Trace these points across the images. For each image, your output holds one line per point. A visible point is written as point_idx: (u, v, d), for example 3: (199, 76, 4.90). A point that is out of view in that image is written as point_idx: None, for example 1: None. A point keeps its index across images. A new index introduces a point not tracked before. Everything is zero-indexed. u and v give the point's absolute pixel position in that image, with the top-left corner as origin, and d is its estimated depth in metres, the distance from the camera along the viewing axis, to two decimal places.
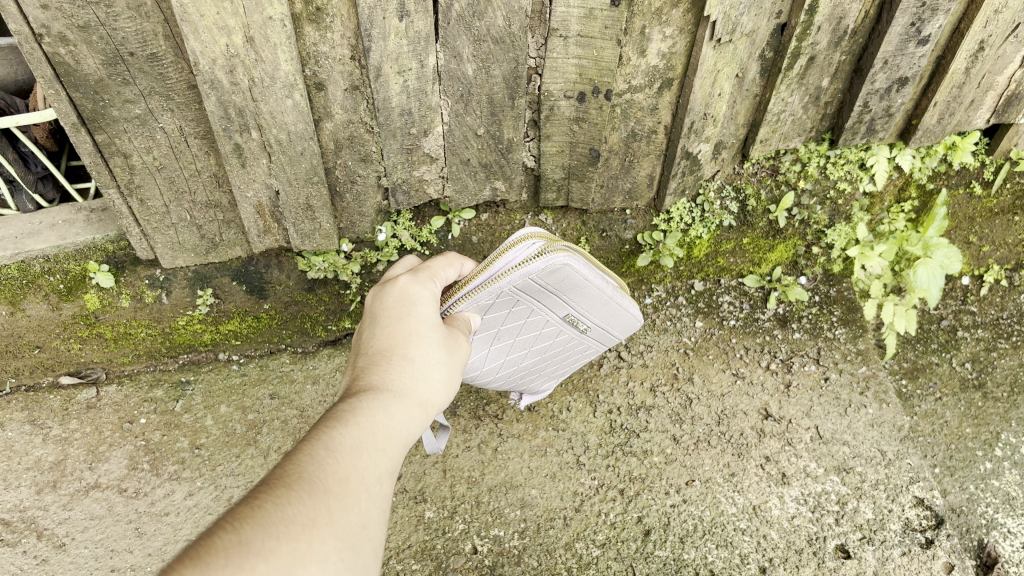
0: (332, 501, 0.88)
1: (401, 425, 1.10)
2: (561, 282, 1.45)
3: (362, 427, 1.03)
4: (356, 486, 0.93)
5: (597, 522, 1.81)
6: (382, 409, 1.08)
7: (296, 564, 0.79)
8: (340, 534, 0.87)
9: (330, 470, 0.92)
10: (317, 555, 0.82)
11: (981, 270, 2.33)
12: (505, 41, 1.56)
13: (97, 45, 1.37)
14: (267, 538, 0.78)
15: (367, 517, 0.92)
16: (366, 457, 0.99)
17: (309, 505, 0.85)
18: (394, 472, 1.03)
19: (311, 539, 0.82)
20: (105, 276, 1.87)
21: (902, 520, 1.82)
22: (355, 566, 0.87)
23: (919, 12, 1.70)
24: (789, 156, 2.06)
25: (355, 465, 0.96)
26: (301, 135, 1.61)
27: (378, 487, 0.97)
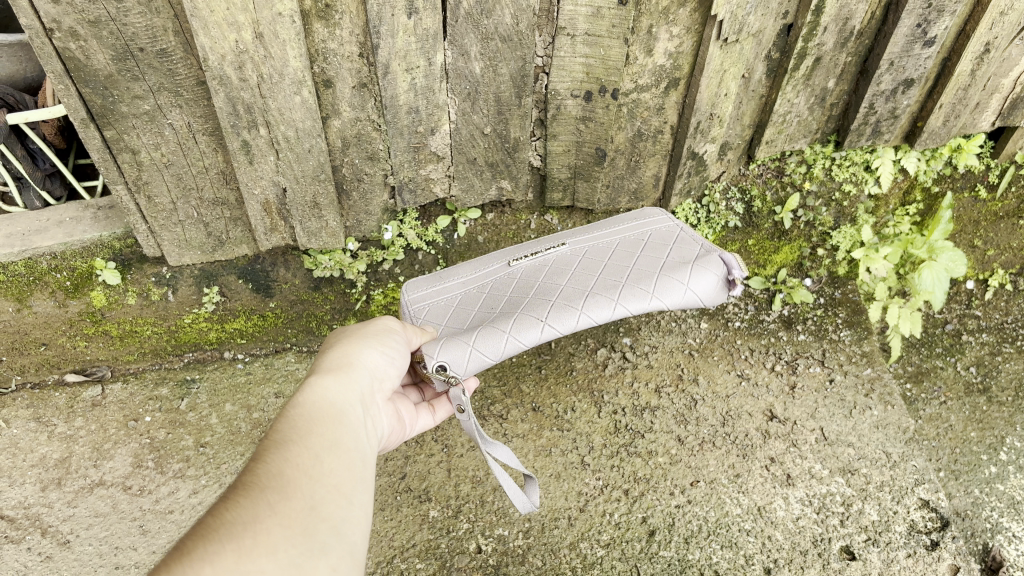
0: (271, 494, 0.89)
1: (334, 404, 1.12)
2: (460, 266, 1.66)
3: (290, 424, 1.04)
4: (295, 475, 0.94)
5: (602, 522, 1.80)
6: (307, 400, 1.10)
7: (242, 562, 0.78)
8: (288, 521, 0.87)
9: (263, 467, 0.92)
10: (266, 545, 0.82)
11: (986, 275, 2.31)
12: (513, 39, 1.57)
13: (107, 41, 1.38)
14: (209, 544, 0.78)
15: (314, 497, 0.93)
16: (298, 444, 0.99)
17: (248, 503, 0.86)
18: (339, 447, 1.04)
19: (257, 533, 0.83)
20: (112, 273, 1.88)
21: (907, 522, 1.82)
22: (314, 547, 0.87)
23: (925, 13, 1.71)
24: (795, 156, 2.10)
25: (288, 453, 0.96)
26: (309, 133, 1.61)
27: (319, 466, 0.98)
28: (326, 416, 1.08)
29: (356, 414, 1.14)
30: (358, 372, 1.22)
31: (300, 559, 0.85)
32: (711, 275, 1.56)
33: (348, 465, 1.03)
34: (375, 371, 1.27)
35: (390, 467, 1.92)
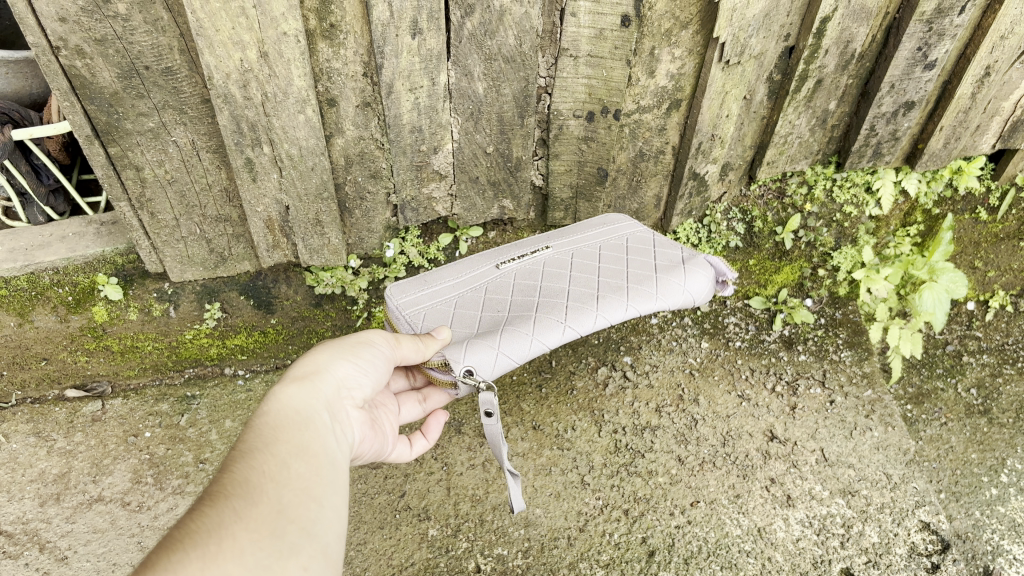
0: (235, 500, 0.90)
1: (300, 412, 1.11)
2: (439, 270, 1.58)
3: (253, 432, 1.04)
4: (258, 481, 0.94)
5: (601, 542, 1.79)
6: (271, 409, 1.09)
7: (209, 567, 0.79)
8: (254, 525, 0.88)
9: (228, 476, 0.93)
10: (233, 550, 0.83)
11: (986, 296, 2.33)
12: (516, 60, 1.58)
13: (113, 59, 1.39)
14: (174, 553, 0.78)
15: (281, 502, 0.94)
16: (264, 452, 1.00)
17: (213, 511, 0.87)
18: (307, 453, 1.05)
19: (220, 539, 0.83)
20: (114, 289, 1.89)
21: (907, 545, 1.81)
22: (282, 549, 0.88)
23: (926, 36, 1.72)
24: (796, 177, 2.11)
25: (254, 462, 0.98)
26: (312, 151, 1.62)
27: (286, 472, 0.99)
28: (292, 424, 1.09)
29: (323, 421, 1.14)
30: (325, 381, 1.19)
31: (268, 561, 0.86)
32: (705, 276, 1.60)
33: (317, 469, 1.05)
34: (344, 383, 1.24)
35: (390, 485, 1.92)
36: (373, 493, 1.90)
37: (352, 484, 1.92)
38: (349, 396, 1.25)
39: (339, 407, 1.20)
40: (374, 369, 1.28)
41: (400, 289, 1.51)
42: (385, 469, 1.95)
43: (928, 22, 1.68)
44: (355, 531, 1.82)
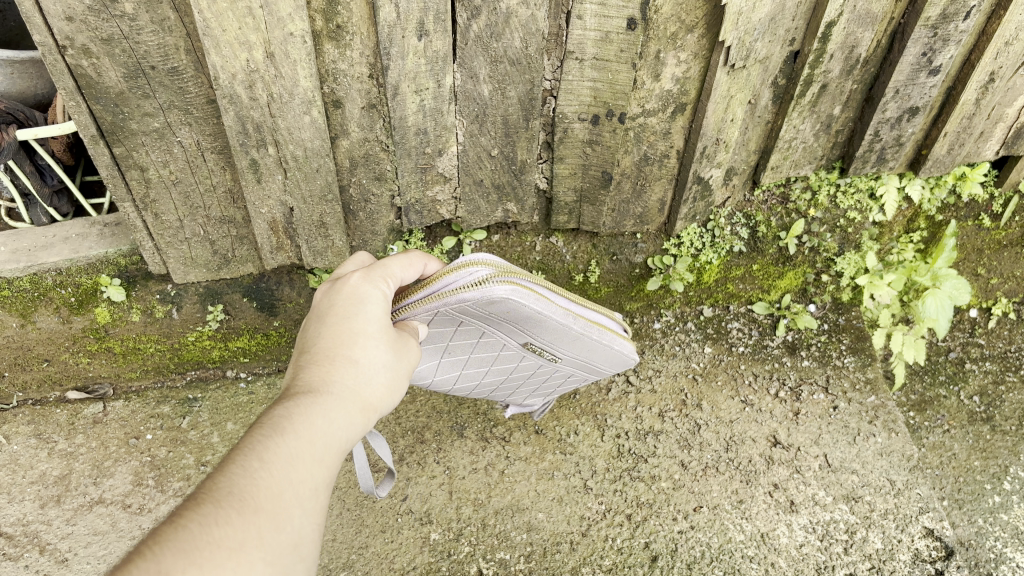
0: (262, 521, 0.86)
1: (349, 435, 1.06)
2: (507, 312, 1.34)
3: (300, 435, 0.98)
4: (289, 503, 0.90)
5: (604, 547, 1.79)
6: (325, 421, 1.02)
7: None
8: (272, 556, 0.85)
9: (263, 486, 0.89)
10: None
11: (989, 303, 2.33)
12: (522, 62, 1.58)
13: (119, 58, 1.38)
14: (187, 565, 0.75)
15: (301, 532, 0.90)
16: (308, 466, 0.96)
17: (236, 527, 0.83)
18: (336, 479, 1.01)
19: (237, 565, 0.80)
20: (116, 290, 1.88)
21: (911, 551, 1.81)
22: None
23: (931, 42, 1.72)
24: (800, 183, 2.09)
25: (292, 474, 0.93)
26: (317, 152, 1.62)
27: (315, 500, 0.95)
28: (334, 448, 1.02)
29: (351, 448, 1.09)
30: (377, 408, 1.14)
31: None
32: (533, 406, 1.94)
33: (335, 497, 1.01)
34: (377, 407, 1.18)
35: (392, 489, 1.91)
36: (374, 497, 1.89)
37: (354, 488, 1.91)
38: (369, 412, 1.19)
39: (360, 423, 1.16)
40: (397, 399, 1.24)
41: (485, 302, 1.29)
42: (386, 472, 1.94)
43: (933, 27, 1.68)
44: (357, 534, 1.82)
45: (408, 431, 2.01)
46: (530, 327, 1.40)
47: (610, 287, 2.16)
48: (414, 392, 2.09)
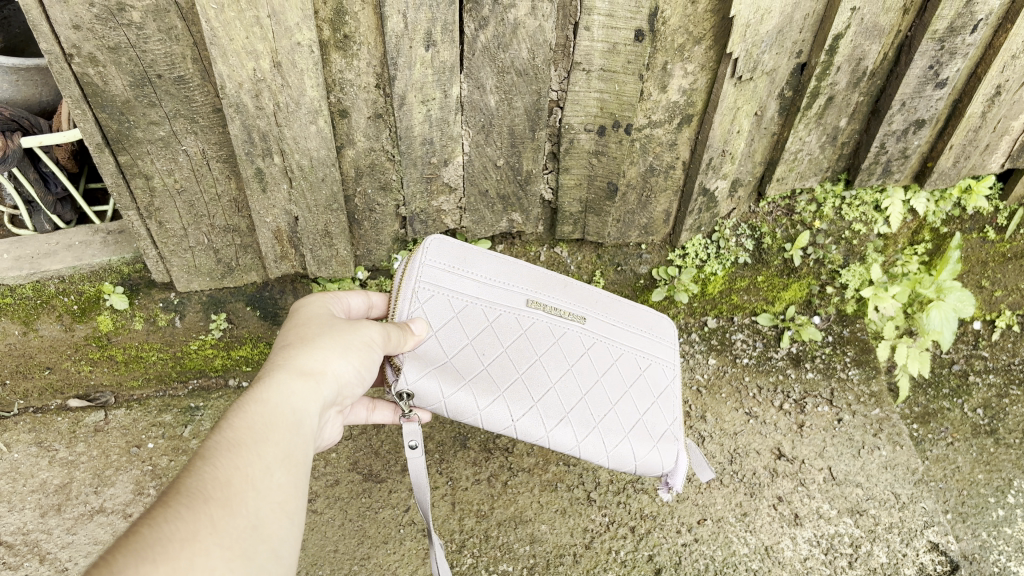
0: (214, 509, 0.91)
1: (293, 413, 1.12)
2: (470, 260, 1.46)
3: (242, 427, 1.04)
4: (240, 488, 0.96)
5: (608, 560, 1.78)
6: (269, 406, 1.10)
7: None
8: (228, 537, 0.89)
9: (211, 477, 0.94)
10: (203, 564, 0.84)
11: (993, 315, 2.33)
12: (528, 73, 1.57)
13: (126, 67, 1.38)
14: (144, 564, 0.79)
15: (257, 516, 0.95)
16: (250, 452, 1.01)
17: (192, 522, 0.87)
18: (290, 460, 1.06)
19: (193, 553, 0.84)
20: (119, 298, 1.89)
21: (916, 565, 1.80)
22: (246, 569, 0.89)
23: (937, 55, 1.71)
24: (806, 195, 2.09)
25: (240, 462, 0.99)
26: (323, 162, 1.62)
27: (267, 480, 1.00)
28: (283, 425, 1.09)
29: (311, 426, 1.15)
30: (324, 382, 1.20)
31: None
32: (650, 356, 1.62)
33: (295, 479, 1.06)
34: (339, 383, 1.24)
35: (394, 499, 1.89)
36: (377, 508, 1.88)
37: (356, 498, 1.90)
38: (339, 393, 1.26)
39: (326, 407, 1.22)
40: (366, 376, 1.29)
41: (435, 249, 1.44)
42: (388, 483, 1.93)
43: (940, 41, 1.68)
44: (359, 546, 1.81)
45: None
46: (508, 275, 1.49)
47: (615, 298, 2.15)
48: None
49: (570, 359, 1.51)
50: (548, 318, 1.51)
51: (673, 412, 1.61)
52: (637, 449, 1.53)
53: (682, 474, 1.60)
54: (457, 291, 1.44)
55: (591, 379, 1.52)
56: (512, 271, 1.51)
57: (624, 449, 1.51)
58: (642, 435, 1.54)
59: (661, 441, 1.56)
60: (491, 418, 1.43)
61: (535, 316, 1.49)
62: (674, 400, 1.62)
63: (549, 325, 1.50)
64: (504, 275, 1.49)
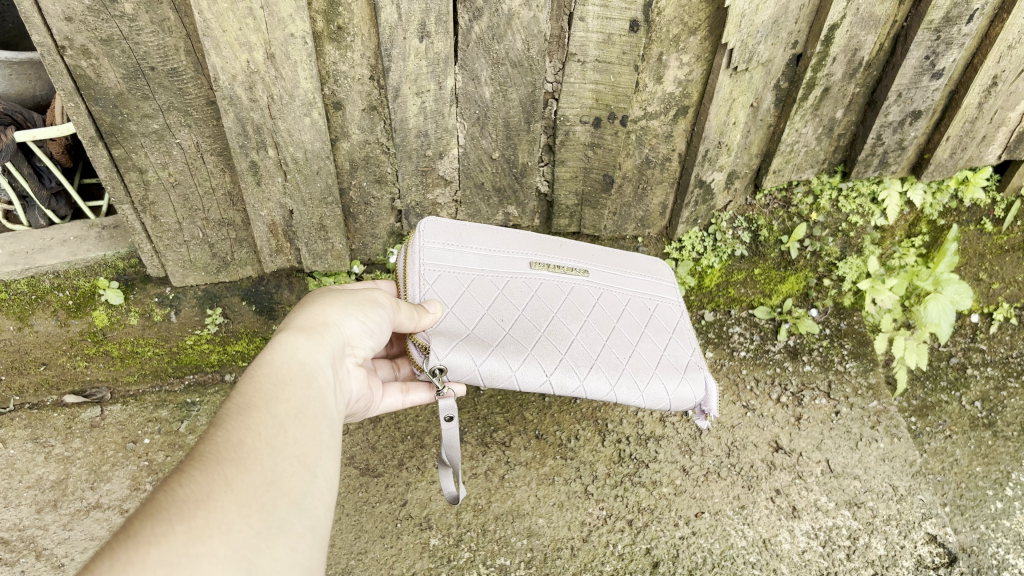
0: (228, 468, 0.88)
1: (301, 366, 1.11)
2: (463, 236, 1.49)
3: (253, 388, 1.02)
4: (254, 446, 0.93)
5: (605, 553, 1.77)
6: (274, 362, 1.08)
7: (194, 543, 0.77)
8: (245, 496, 0.86)
9: (224, 438, 0.92)
10: (221, 523, 0.81)
11: (990, 308, 2.32)
12: (523, 64, 1.57)
13: (119, 59, 1.37)
14: (157, 525, 0.76)
15: (274, 472, 0.92)
16: (261, 411, 0.99)
17: (205, 481, 0.84)
18: (304, 415, 1.03)
19: (209, 512, 0.81)
20: (115, 293, 1.89)
21: (914, 557, 1.79)
22: (268, 524, 0.86)
23: (933, 45, 1.71)
24: (803, 187, 2.12)
25: (251, 422, 0.96)
26: (317, 155, 1.61)
27: (282, 437, 0.97)
28: (293, 382, 1.07)
29: (324, 376, 1.13)
30: (331, 334, 1.20)
31: (256, 538, 0.84)
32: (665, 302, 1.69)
33: (312, 434, 1.02)
34: (346, 339, 1.24)
35: (391, 494, 1.89)
36: (374, 502, 1.87)
37: (352, 493, 1.89)
38: (349, 350, 1.25)
39: (340, 365, 1.21)
40: (379, 333, 1.29)
41: (431, 231, 1.47)
42: (385, 477, 1.92)
43: (936, 31, 1.68)
44: (356, 540, 1.80)
45: (407, 437, 2.00)
46: (504, 245, 1.54)
47: None
48: None
49: (581, 308, 1.55)
50: (552, 275, 1.56)
51: (692, 346, 1.64)
52: (668, 385, 1.54)
53: (716, 402, 1.60)
54: (461, 266, 1.47)
55: (610, 327, 1.56)
56: (506, 240, 1.55)
57: (656, 386, 1.53)
58: (669, 369, 1.56)
59: (688, 372, 1.58)
60: (528, 379, 1.43)
61: (540, 276, 1.54)
62: (689, 333, 1.67)
63: (555, 283, 1.55)
64: (500, 245, 1.53)
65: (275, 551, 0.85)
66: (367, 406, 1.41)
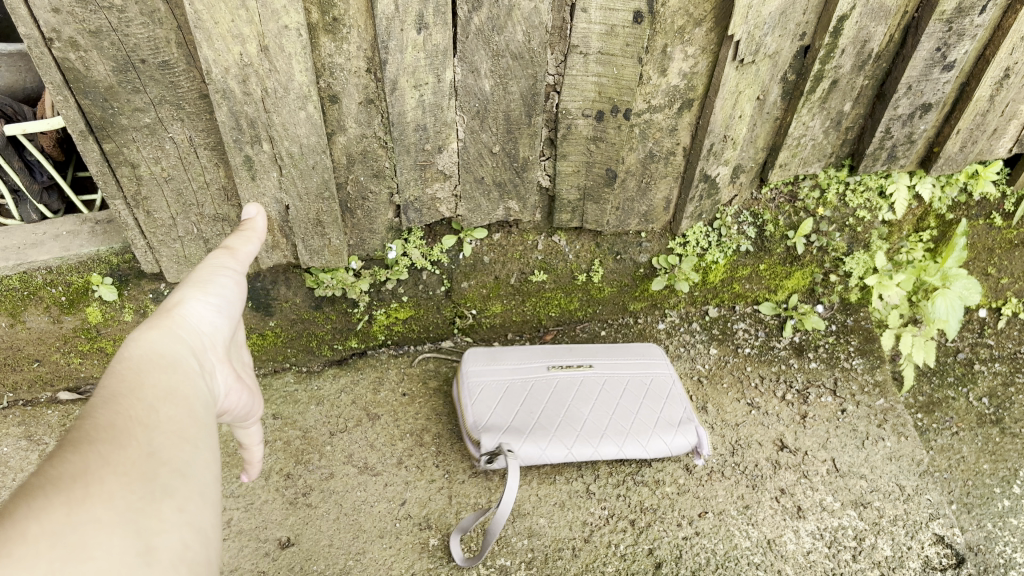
0: (103, 443, 0.71)
1: (165, 355, 0.91)
2: None
3: (109, 376, 0.82)
4: (127, 426, 0.75)
5: (607, 554, 1.74)
6: (127, 355, 0.88)
7: (73, 512, 0.63)
8: (125, 465, 0.71)
9: (88, 418, 0.74)
10: (101, 496, 0.66)
11: (999, 303, 2.29)
12: (524, 56, 1.53)
13: (108, 51, 1.34)
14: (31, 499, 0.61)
15: (153, 445, 0.75)
16: (128, 398, 0.79)
17: (77, 457, 0.68)
18: (176, 396, 0.86)
19: (89, 483, 0.66)
20: (109, 289, 1.84)
21: (921, 558, 1.76)
22: (153, 493, 0.71)
23: (945, 36, 1.66)
24: (809, 181, 2.04)
25: (114, 405, 0.77)
26: (313, 149, 1.57)
27: (156, 415, 0.80)
28: (158, 366, 0.88)
29: (188, 366, 0.93)
30: (177, 318, 0.99)
31: (141, 503, 0.69)
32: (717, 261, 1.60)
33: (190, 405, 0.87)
34: (199, 324, 1.02)
35: (390, 493, 1.86)
36: (372, 501, 1.84)
37: (351, 492, 1.86)
38: (204, 339, 1.02)
39: (203, 355, 0.99)
40: (230, 306, 1.09)
41: None
42: (384, 476, 1.89)
43: (948, 22, 1.63)
44: (354, 540, 1.77)
45: (406, 434, 1.97)
46: None
47: (613, 287, 2.11)
48: (413, 394, 2.05)
49: None
50: None
51: (684, 404, 1.90)
52: (665, 439, 1.83)
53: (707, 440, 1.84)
54: None
55: (602, 425, 1.83)
56: None
57: (656, 441, 1.82)
58: (665, 426, 1.84)
59: (681, 425, 1.85)
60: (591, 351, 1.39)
61: None
62: (682, 398, 1.91)
63: None
64: None
65: (164, 515, 0.70)
66: (245, 420, 1.16)
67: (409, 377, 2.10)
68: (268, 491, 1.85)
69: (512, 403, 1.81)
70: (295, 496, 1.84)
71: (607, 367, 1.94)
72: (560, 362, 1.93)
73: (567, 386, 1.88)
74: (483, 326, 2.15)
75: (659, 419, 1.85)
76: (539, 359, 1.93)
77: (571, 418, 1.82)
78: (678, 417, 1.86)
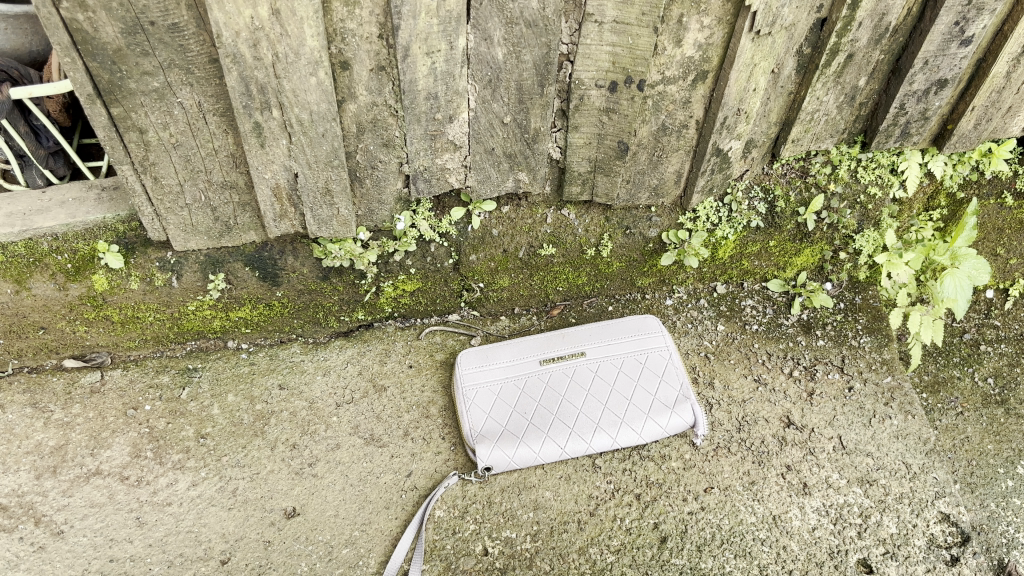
0: None
1: None
2: None
3: None
4: None
5: (612, 527, 1.75)
6: None
7: None
8: None
9: None
10: None
11: (1006, 283, 2.26)
12: (538, 24, 1.51)
13: (116, 12, 1.32)
14: None
15: None
16: None
17: None
18: None
19: None
20: (115, 257, 1.81)
21: (926, 536, 1.76)
22: None
23: (964, 10, 1.64)
24: (821, 157, 2.00)
25: None
26: (323, 116, 1.56)
27: None
28: None
29: None
30: None
31: None
32: None
33: None
34: None
35: (396, 465, 1.86)
36: (378, 473, 1.84)
37: (357, 462, 1.86)
38: None
39: None
40: None
41: None
42: (390, 447, 1.89)
43: None
44: (360, 511, 1.77)
45: (413, 407, 1.97)
46: None
47: (622, 262, 2.11)
48: (420, 366, 2.05)
49: None
50: None
51: (682, 381, 1.89)
52: (659, 423, 1.85)
53: (704, 421, 1.86)
54: None
55: (596, 417, 1.85)
56: None
57: (650, 428, 1.85)
58: (658, 409, 1.85)
59: (677, 406, 1.85)
60: None
61: None
62: (680, 372, 1.90)
63: None
64: None
65: None
66: None
67: (416, 349, 2.09)
68: (274, 461, 1.85)
69: (506, 404, 1.86)
70: (301, 467, 1.84)
71: (600, 353, 1.92)
72: (552, 353, 1.93)
73: (560, 379, 1.89)
74: (491, 299, 2.14)
75: (654, 401, 1.86)
76: (531, 354, 1.93)
77: (564, 414, 1.85)
78: (673, 397, 1.86)
